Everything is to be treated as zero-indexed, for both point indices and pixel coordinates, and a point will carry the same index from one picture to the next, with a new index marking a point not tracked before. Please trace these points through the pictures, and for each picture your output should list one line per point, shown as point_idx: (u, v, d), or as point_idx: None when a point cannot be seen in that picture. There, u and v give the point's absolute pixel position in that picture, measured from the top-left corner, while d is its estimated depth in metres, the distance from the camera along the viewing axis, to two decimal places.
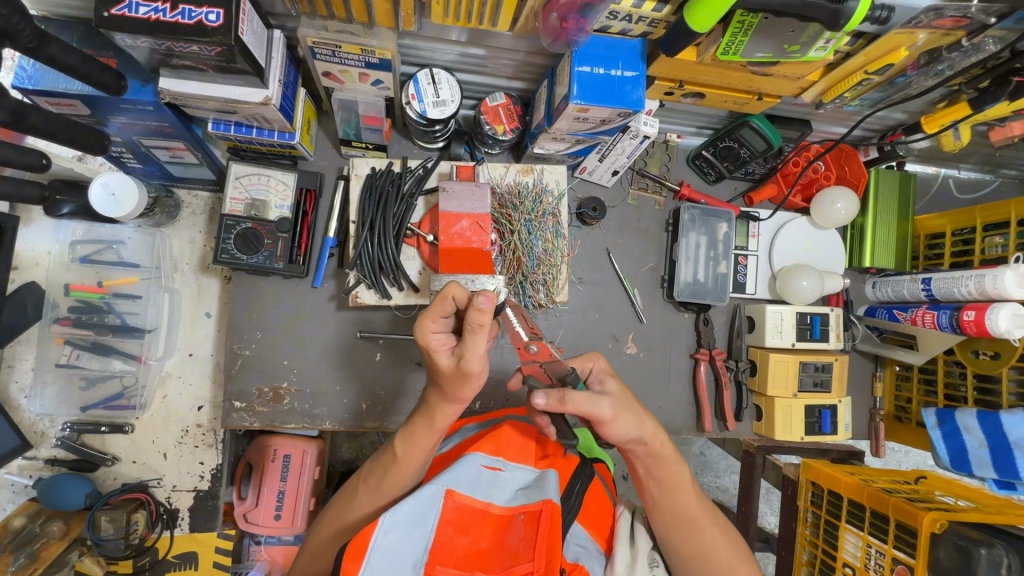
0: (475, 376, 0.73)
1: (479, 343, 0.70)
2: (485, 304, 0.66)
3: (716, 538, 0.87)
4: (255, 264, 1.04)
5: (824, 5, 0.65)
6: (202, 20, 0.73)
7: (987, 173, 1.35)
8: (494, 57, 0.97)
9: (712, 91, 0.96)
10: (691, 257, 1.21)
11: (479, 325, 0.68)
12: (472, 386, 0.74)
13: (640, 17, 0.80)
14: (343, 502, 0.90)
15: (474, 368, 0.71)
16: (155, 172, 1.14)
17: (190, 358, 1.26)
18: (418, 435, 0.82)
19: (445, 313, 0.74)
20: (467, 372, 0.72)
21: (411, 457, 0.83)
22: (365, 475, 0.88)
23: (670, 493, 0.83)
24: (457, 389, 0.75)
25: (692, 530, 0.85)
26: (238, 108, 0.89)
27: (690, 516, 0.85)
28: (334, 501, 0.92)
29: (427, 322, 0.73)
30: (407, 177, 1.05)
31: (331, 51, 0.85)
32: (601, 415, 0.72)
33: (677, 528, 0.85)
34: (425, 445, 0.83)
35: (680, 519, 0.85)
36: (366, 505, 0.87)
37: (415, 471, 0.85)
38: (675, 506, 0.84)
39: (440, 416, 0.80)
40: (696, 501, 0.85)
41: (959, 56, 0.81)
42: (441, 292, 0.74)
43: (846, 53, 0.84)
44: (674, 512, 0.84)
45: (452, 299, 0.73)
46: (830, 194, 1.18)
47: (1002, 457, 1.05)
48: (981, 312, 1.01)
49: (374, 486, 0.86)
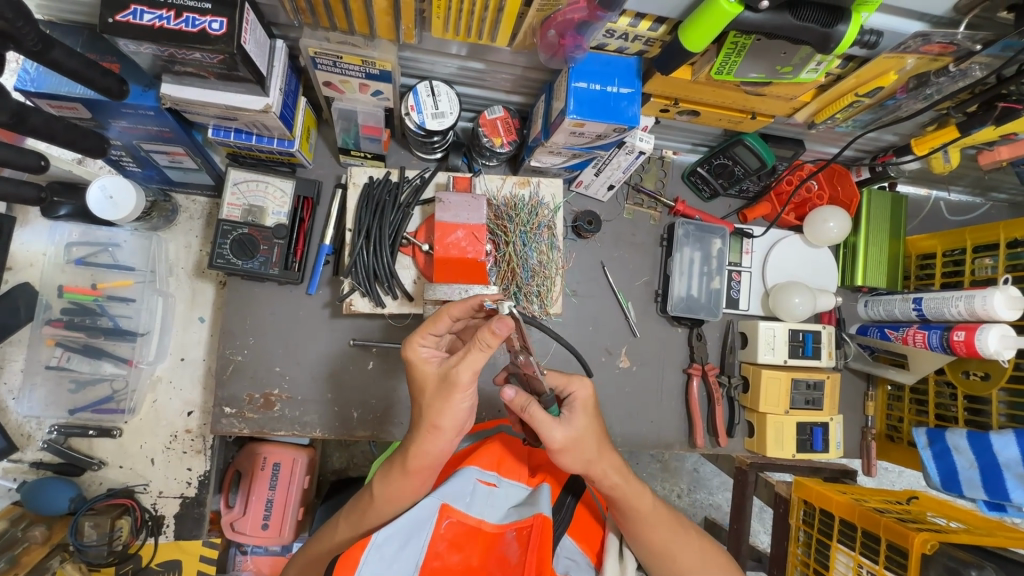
0: (460, 391, 0.73)
1: (476, 362, 0.71)
2: (499, 328, 0.67)
3: (692, 554, 0.86)
4: (251, 269, 1.04)
5: (815, 28, 0.67)
6: (205, 28, 0.74)
7: (978, 197, 1.38)
8: (492, 71, 0.99)
9: (707, 110, 0.98)
10: (685, 272, 1.23)
11: (485, 346, 0.69)
12: (452, 405, 0.73)
13: (636, 36, 0.81)
14: (338, 536, 0.85)
15: (460, 380, 0.72)
16: (154, 176, 1.15)
17: (182, 363, 1.25)
18: (400, 488, 0.79)
19: (437, 329, 0.78)
20: (453, 381, 0.72)
21: (388, 500, 0.80)
22: (346, 514, 0.86)
23: (635, 519, 0.83)
24: (443, 406, 0.74)
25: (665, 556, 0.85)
26: (239, 115, 0.90)
27: (662, 539, 0.84)
28: (325, 531, 0.88)
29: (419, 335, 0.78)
30: (404, 186, 1.06)
31: (332, 62, 0.87)
32: (554, 439, 0.76)
33: (651, 556, 0.85)
34: (404, 487, 0.79)
35: (653, 546, 0.84)
36: (347, 532, 0.84)
37: (404, 506, 0.82)
38: (643, 535, 0.83)
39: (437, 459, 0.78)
40: (662, 537, 0.84)
41: (946, 81, 0.82)
42: (439, 311, 0.77)
43: (838, 76, 0.85)
44: (645, 543, 0.84)
45: (443, 318, 0.76)
46: (822, 213, 1.19)
47: (993, 478, 1.04)
48: (970, 333, 1.03)
49: (358, 514, 0.83)
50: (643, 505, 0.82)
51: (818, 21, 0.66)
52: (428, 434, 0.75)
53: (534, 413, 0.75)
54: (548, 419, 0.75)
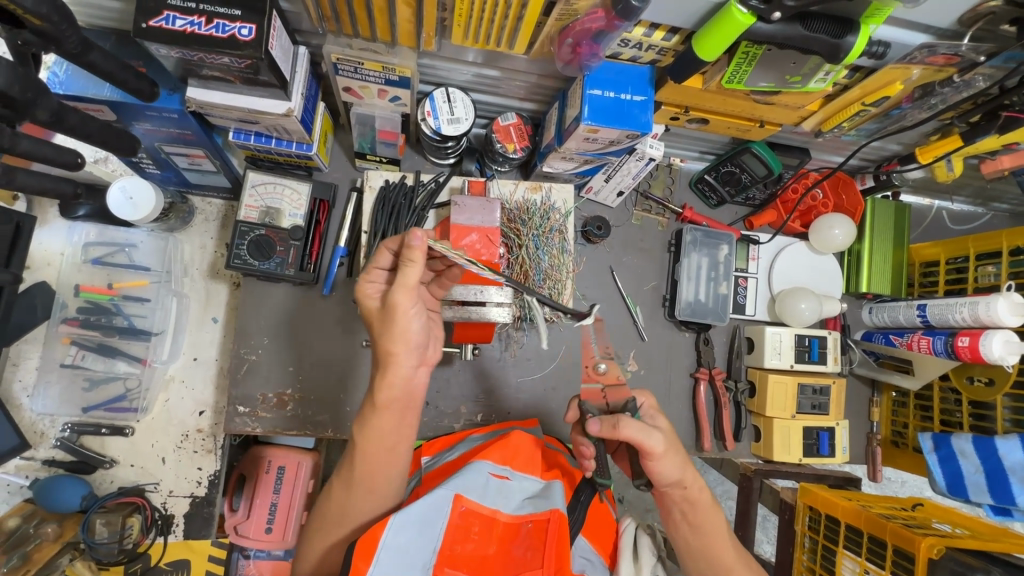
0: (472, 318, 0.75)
1: (408, 278, 0.73)
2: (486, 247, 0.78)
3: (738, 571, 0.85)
4: (267, 270, 1.06)
5: (825, 39, 0.69)
6: (234, 34, 0.76)
7: (980, 206, 1.40)
8: (507, 79, 1.01)
9: (716, 118, 1.00)
10: (693, 277, 1.25)
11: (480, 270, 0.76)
12: (398, 331, 0.75)
13: (649, 45, 0.83)
14: (335, 502, 0.80)
15: None
16: (171, 178, 1.17)
17: (194, 363, 1.26)
18: (383, 430, 0.78)
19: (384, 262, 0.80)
20: None
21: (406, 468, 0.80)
22: (339, 476, 0.81)
23: (699, 531, 0.82)
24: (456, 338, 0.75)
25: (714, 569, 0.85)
26: (260, 118, 0.92)
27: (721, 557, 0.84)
28: (319, 501, 0.83)
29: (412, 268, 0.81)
30: (419, 190, 1.08)
31: (353, 68, 0.90)
32: (654, 443, 0.74)
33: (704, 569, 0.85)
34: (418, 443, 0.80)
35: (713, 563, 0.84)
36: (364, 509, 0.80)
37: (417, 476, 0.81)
38: (699, 546, 0.83)
39: (409, 387, 0.78)
40: (724, 550, 0.83)
41: (950, 92, 0.84)
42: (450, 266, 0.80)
43: (844, 86, 0.87)
44: (703, 558, 0.83)
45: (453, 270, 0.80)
46: (828, 221, 1.22)
47: (998, 482, 1.04)
48: (975, 339, 1.04)
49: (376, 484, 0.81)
50: (711, 520, 0.82)
51: (828, 32, 0.69)
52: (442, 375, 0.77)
53: (627, 425, 0.73)
54: (641, 428, 0.74)
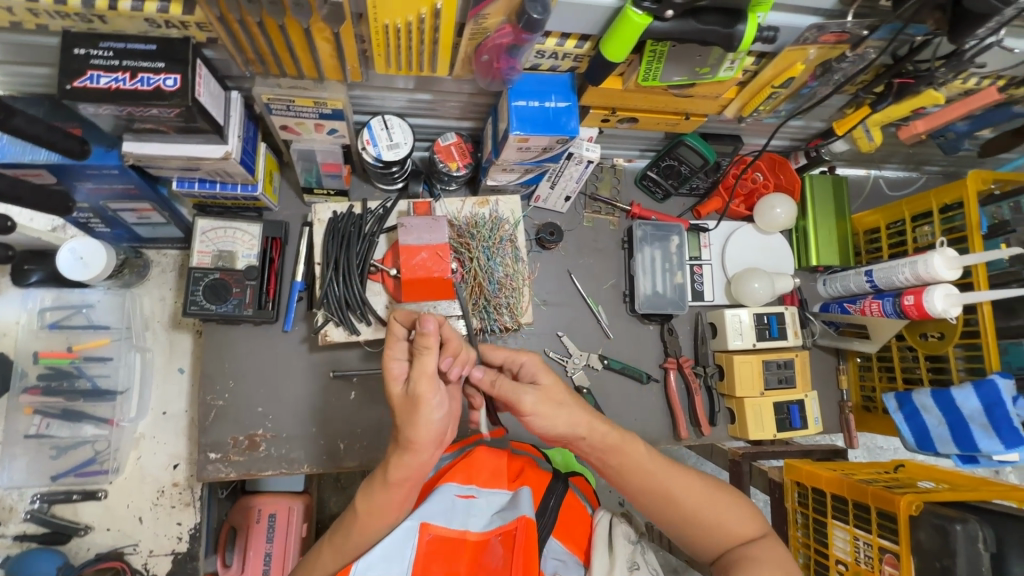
0: (427, 404, 0.70)
1: (425, 366, 0.70)
2: (429, 325, 0.69)
3: (738, 513, 0.89)
4: (225, 312, 1.07)
5: (718, 30, 0.73)
6: (159, 85, 0.78)
7: (913, 171, 1.47)
8: (441, 101, 1.05)
9: (643, 115, 1.05)
10: (648, 270, 1.28)
11: (425, 348, 0.70)
12: (422, 419, 0.70)
13: (564, 54, 0.88)
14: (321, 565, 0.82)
15: (423, 393, 0.70)
16: (124, 236, 1.18)
17: (163, 417, 1.24)
18: (382, 504, 0.77)
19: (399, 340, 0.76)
20: (417, 396, 0.70)
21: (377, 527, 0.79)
22: (328, 539, 0.83)
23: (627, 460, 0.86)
24: (415, 425, 0.71)
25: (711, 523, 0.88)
26: (201, 164, 0.94)
27: (709, 509, 0.88)
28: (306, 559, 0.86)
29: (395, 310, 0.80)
30: (368, 217, 1.09)
31: (286, 106, 0.92)
32: (524, 400, 0.79)
33: (699, 531, 0.88)
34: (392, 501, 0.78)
35: (702, 519, 0.88)
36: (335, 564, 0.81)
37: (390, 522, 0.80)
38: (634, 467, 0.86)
39: (417, 469, 0.75)
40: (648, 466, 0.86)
41: (849, 67, 0.88)
42: (390, 319, 0.78)
43: (755, 71, 0.91)
44: (640, 476, 0.87)
45: (400, 324, 0.77)
46: (769, 201, 1.27)
47: (961, 432, 1.07)
48: (919, 296, 1.08)
49: (342, 542, 0.80)
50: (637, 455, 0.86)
51: (719, 23, 0.73)
52: (405, 450, 0.73)
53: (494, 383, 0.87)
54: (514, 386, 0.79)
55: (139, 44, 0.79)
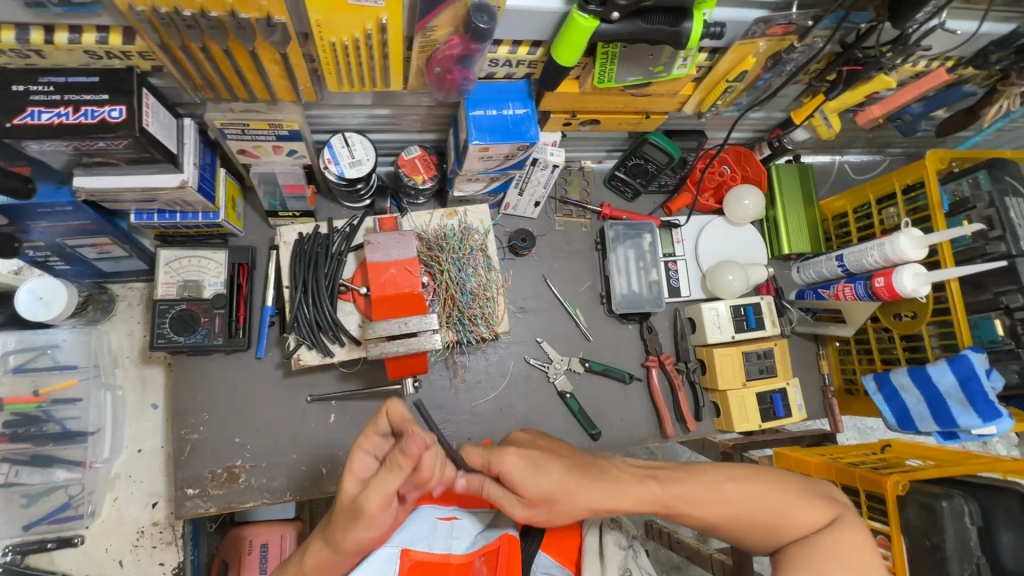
0: (365, 522, 0.62)
1: (387, 484, 0.61)
2: (411, 447, 0.61)
3: (784, 500, 0.80)
4: (194, 343, 1.05)
5: (665, 29, 0.74)
6: (104, 117, 0.76)
7: (877, 154, 1.49)
8: (401, 115, 1.04)
9: (605, 117, 1.05)
10: (623, 269, 1.28)
11: (397, 466, 0.61)
12: (356, 531, 0.63)
13: (518, 61, 0.87)
14: None
15: (370, 508, 0.61)
16: (86, 272, 1.14)
17: (139, 455, 1.21)
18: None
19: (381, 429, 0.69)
20: (360, 508, 0.62)
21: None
22: None
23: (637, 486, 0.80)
24: (346, 533, 0.64)
25: (759, 518, 0.79)
26: (158, 195, 0.92)
27: (753, 506, 0.80)
28: None
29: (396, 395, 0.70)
30: (335, 236, 1.08)
31: (240, 130, 0.91)
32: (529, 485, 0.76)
33: (752, 531, 0.79)
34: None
35: (751, 518, 0.79)
36: None
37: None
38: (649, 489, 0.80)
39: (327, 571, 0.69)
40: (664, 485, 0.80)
41: (798, 57, 0.89)
42: (383, 406, 0.69)
43: (709, 66, 0.92)
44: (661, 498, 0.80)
45: (388, 416, 0.68)
46: (737, 193, 1.28)
47: (940, 408, 1.08)
48: (888, 278, 1.10)
49: None
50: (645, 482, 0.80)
51: (666, 22, 0.74)
52: (328, 548, 0.67)
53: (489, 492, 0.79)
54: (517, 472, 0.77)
55: (81, 76, 0.77)
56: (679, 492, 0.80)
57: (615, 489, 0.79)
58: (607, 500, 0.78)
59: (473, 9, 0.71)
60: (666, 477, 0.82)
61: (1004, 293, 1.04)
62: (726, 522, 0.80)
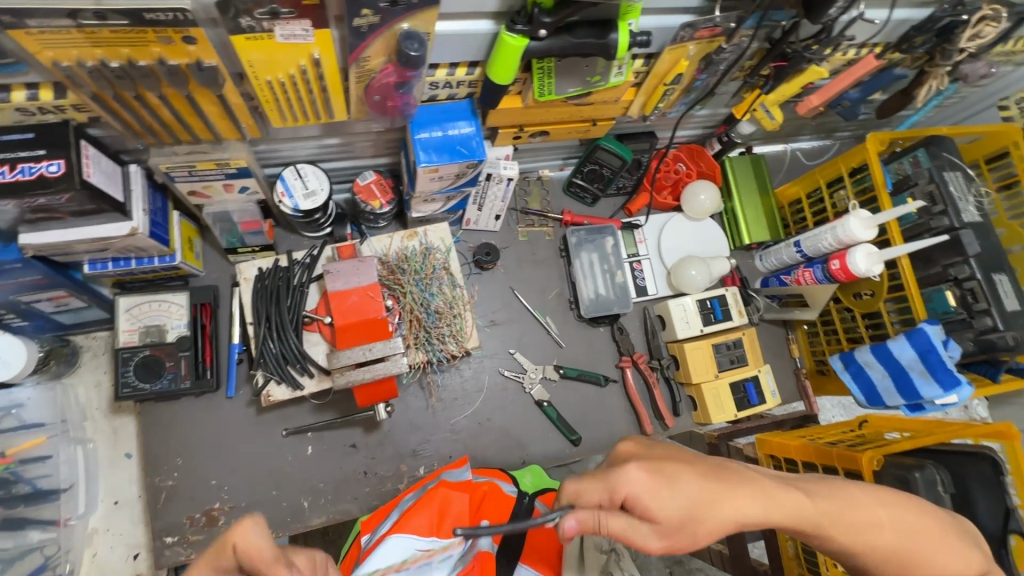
0: None
1: None
2: None
3: (930, 537, 0.69)
4: (162, 389, 1.05)
5: (592, 42, 0.76)
6: (42, 173, 0.76)
7: (827, 139, 1.53)
8: (351, 142, 1.05)
9: (553, 127, 1.07)
10: (588, 274, 1.29)
11: None
12: None
13: (458, 82, 0.89)
14: None
15: None
16: (45, 326, 1.12)
17: (116, 506, 1.19)
18: None
19: (223, 564, 0.60)
20: None
21: None
22: None
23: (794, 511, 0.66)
24: None
25: (909, 554, 0.68)
26: (109, 244, 0.91)
27: (902, 540, 0.68)
28: None
29: (239, 526, 0.59)
30: (295, 268, 1.07)
31: (187, 172, 0.91)
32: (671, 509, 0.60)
33: (892, 568, 0.68)
34: None
35: (894, 552, 0.67)
36: None
37: None
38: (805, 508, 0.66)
39: None
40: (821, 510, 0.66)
41: (729, 57, 0.92)
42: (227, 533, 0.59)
43: (645, 71, 0.94)
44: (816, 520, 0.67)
45: (233, 547, 0.59)
46: (693, 188, 1.31)
47: (904, 382, 1.11)
48: (843, 259, 1.13)
49: None
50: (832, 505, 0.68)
51: (592, 36, 0.76)
52: None
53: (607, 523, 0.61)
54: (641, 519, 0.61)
55: (15, 134, 0.76)
56: (830, 512, 0.67)
57: (756, 495, 0.63)
58: (757, 512, 0.63)
59: (403, 38, 0.71)
60: (812, 490, 0.68)
61: (953, 265, 1.08)
62: (865, 552, 0.67)
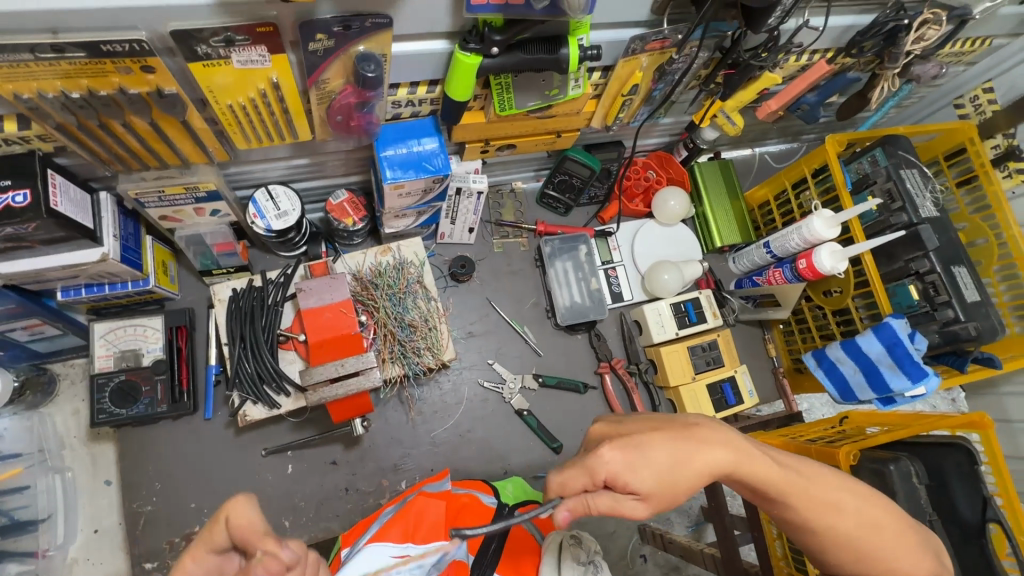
0: None
1: None
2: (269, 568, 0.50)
3: (891, 537, 0.71)
4: (138, 414, 1.05)
5: (544, 57, 0.79)
6: (8, 203, 0.77)
7: (794, 142, 1.57)
8: (321, 162, 1.07)
9: (519, 140, 1.09)
10: (564, 283, 1.31)
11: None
12: None
13: (420, 100, 0.91)
14: None
15: None
16: (21, 355, 1.12)
17: (96, 535, 1.17)
18: None
19: (218, 543, 0.54)
20: None
21: None
22: None
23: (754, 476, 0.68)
24: None
25: (858, 542, 0.70)
26: (81, 270, 0.93)
27: (859, 528, 0.70)
28: None
29: (236, 498, 0.53)
30: (270, 288, 1.08)
31: (157, 197, 0.92)
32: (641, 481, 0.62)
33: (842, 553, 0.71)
34: None
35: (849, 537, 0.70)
36: None
37: None
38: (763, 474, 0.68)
39: None
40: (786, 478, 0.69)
41: (681, 67, 0.95)
42: (219, 507, 0.53)
43: (603, 83, 0.97)
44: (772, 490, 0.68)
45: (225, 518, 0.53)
46: (663, 195, 1.33)
47: (874, 376, 1.12)
48: (809, 259, 1.15)
49: None
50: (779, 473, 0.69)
51: (543, 51, 0.79)
52: None
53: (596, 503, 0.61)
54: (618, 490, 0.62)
55: None
56: (793, 482, 0.69)
57: (717, 439, 0.66)
58: (726, 458, 0.66)
59: (360, 60, 0.73)
60: (781, 459, 0.71)
61: (913, 260, 1.11)
62: (823, 532, 0.70)
